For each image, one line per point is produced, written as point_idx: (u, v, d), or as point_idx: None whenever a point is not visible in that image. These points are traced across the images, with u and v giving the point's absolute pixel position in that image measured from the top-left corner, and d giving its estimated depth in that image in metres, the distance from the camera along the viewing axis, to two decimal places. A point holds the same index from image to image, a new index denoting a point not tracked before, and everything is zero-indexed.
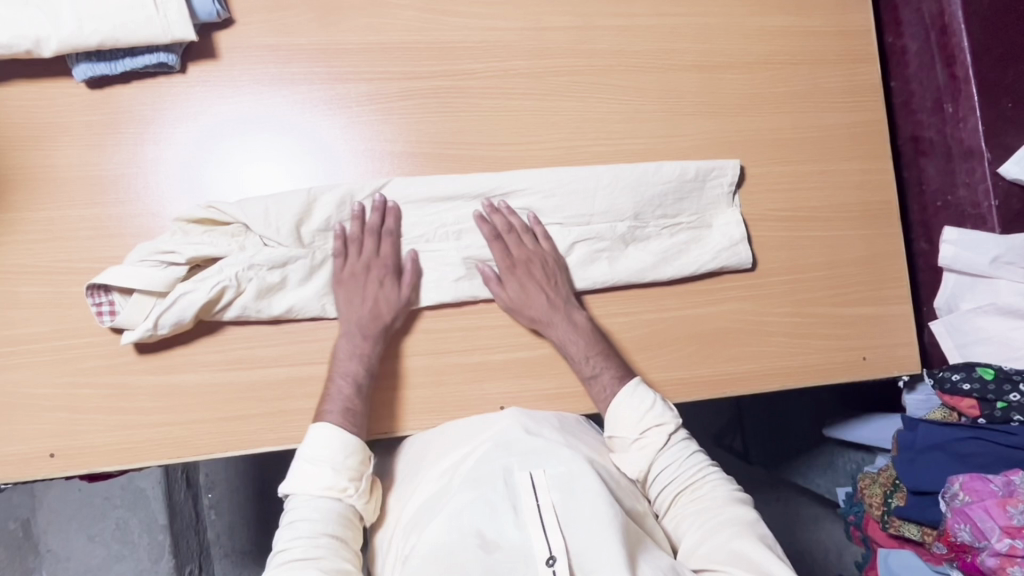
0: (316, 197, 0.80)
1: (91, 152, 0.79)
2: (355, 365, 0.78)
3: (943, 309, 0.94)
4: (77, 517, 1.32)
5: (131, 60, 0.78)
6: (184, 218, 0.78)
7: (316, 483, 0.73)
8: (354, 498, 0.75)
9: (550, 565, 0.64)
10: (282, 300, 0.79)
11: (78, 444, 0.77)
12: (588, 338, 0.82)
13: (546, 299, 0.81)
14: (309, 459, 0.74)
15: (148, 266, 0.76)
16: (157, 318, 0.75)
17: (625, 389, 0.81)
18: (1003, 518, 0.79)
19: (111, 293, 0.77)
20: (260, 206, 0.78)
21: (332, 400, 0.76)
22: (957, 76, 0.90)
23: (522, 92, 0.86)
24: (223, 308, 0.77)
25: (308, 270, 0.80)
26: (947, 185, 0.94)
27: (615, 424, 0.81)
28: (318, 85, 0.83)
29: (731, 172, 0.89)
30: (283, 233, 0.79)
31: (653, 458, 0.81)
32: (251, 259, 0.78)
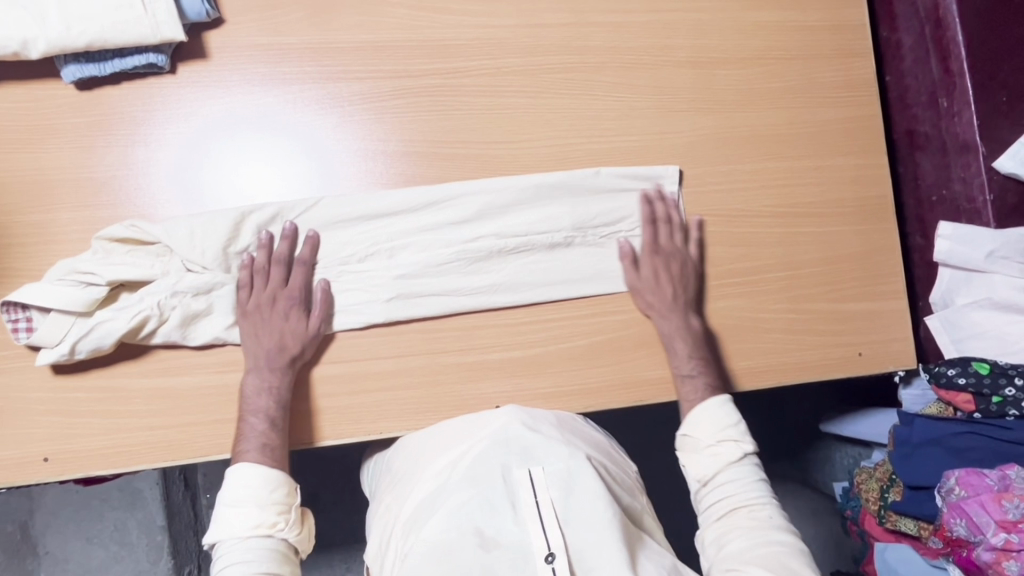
0: (244, 218, 0.79)
1: (81, 154, 0.79)
2: (265, 401, 0.76)
3: (938, 304, 0.94)
4: (74, 519, 1.32)
5: (120, 62, 0.77)
6: (106, 237, 0.77)
7: (244, 522, 0.72)
8: (283, 533, 0.74)
9: (550, 561, 0.65)
10: (206, 328, 0.78)
11: (72, 448, 0.77)
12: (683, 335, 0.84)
13: (654, 287, 0.85)
14: (232, 500, 0.73)
15: (68, 286, 0.75)
16: (74, 344, 0.74)
17: (711, 398, 0.82)
18: (998, 512, 0.79)
19: (28, 310, 0.75)
20: (183, 227, 0.77)
21: (247, 439, 0.75)
22: (952, 70, 0.90)
23: (516, 90, 0.86)
24: (146, 335, 0.76)
25: (234, 296, 0.79)
26: (942, 180, 0.94)
27: (694, 427, 0.82)
28: (309, 85, 0.82)
29: (671, 180, 0.88)
30: (207, 257, 0.77)
31: (722, 467, 0.81)
32: (173, 286, 0.76)
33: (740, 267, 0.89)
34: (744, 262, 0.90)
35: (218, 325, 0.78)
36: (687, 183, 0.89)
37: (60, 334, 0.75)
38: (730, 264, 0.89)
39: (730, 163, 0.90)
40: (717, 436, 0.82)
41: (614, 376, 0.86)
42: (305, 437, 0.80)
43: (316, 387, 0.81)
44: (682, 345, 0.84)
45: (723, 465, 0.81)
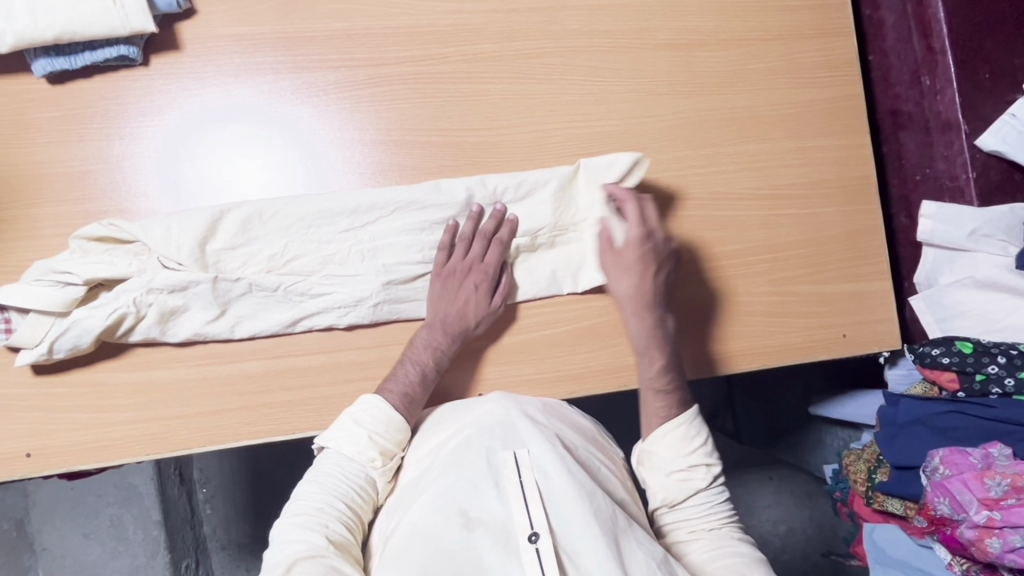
0: (222, 215, 0.78)
1: (57, 148, 0.78)
2: (426, 355, 0.79)
3: (923, 284, 0.94)
4: (70, 516, 1.33)
5: (91, 54, 0.77)
6: (83, 236, 0.76)
7: (353, 446, 0.76)
8: (377, 471, 0.77)
9: (533, 541, 0.64)
10: (186, 324, 0.78)
11: (54, 443, 0.77)
12: (649, 347, 0.81)
13: (630, 287, 0.81)
14: (354, 421, 0.77)
15: (45, 285, 0.75)
16: (52, 343, 0.74)
17: (682, 415, 0.81)
18: (981, 490, 0.79)
19: (8, 311, 0.76)
20: (159, 225, 0.76)
21: (395, 379, 0.79)
22: (934, 47, 0.89)
23: (493, 76, 0.85)
24: (125, 332, 0.76)
25: (212, 292, 0.78)
26: (926, 160, 0.93)
27: (659, 441, 0.80)
28: (285, 75, 0.82)
29: (627, 162, 0.84)
30: (183, 253, 0.77)
31: (692, 492, 0.79)
32: (148, 283, 0.76)
33: (723, 251, 0.89)
34: (727, 245, 0.89)
35: (196, 320, 0.78)
36: (668, 167, 0.88)
37: (42, 333, 0.75)
38: (713, 247, 0.89)
39: (711, 146, 0.89)
40: (686, 461, 0.80)
41: (598, 362, 0.86)
42: (288, 428, 0.80)
43: (298, 378, 0.80)
44: (655, 353, 0.81)
45: (691, 492, 0.79)
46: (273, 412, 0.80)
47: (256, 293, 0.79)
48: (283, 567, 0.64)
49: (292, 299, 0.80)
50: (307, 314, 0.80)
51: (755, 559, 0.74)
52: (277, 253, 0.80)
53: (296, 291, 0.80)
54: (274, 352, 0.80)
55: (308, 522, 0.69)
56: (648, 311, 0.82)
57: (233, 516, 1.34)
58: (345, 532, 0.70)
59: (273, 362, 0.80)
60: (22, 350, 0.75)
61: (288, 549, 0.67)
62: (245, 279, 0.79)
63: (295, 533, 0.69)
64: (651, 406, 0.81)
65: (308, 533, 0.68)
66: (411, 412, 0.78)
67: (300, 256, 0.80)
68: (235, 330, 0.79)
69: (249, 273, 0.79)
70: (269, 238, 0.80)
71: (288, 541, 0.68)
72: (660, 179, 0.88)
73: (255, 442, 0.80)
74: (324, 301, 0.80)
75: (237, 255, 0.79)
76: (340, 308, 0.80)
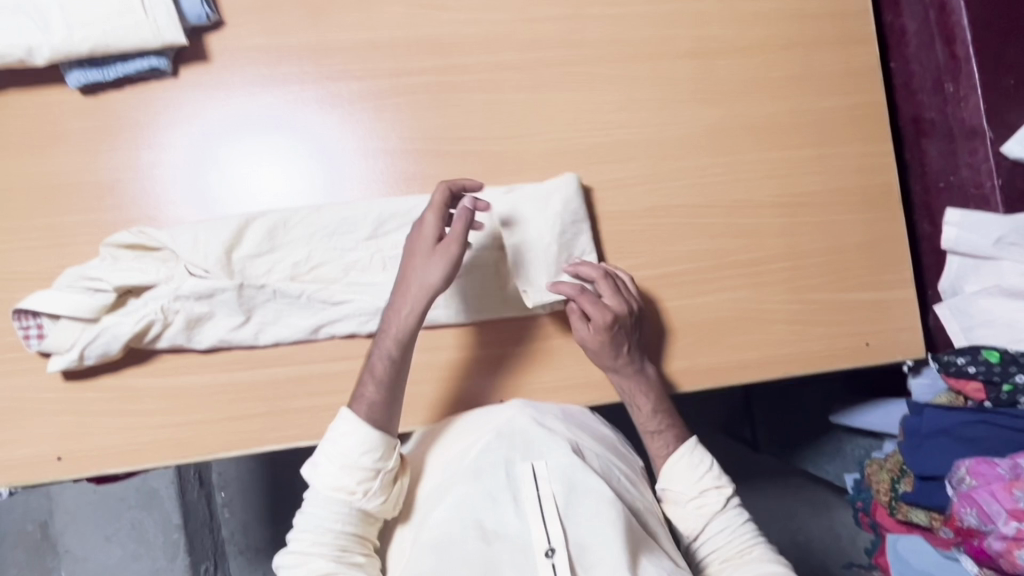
0: (248, 223, 0.80)
1: (89, 158, 0.80)
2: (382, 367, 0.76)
3: (948, 292, 0.93)
4: (92, 518, 1.35)
5: (123, 66, 0.79)
6: (114, 243, 0.78)
7: (330, 481, 0.74)
8: (364, 500, 0.74)
9: (550, 556, 0.66)
10: (211, 331, 0.79)
11: (84, 446, 0.78)
12: (636, 396, 0.82)
13: (621, 353, 0.80)
14: (326, 454, 0.75)
15: (75, 292, 0.76)
16: (83, 348, 0.76)
17: (682, 447, 0.83)
18: (1009, 501, 0.77)
19: (39, 317, 0.77)
20: (188, 234, 0.78)
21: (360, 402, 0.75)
22: (958, 54, 0.89)
23: (513, 85, 0.86)
24: (151, 339, 0.78)
25: (237, 300, 0.79)
26: (949, 167, 0.92)
27: (671, 478, 0.82)
28: (310, 86, 0.83)
29: (570, 185, 0.84)
30: (210, 261, 0.78)
31: (708, 519, 0.81)
32: (174, 291, 0.77)
33: (744, 259, 0.89)
34: (748, 253, 0.89)
35: (221, 327, 0.79)
36: (688, 174, 0.88)
37: (71, 339, 0.77)
38: (734, 254, 0.89)
39: (731, 154, 0.89)
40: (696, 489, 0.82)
41: None
42: (311, 434, 0.81)
43: (322, 384, 0.81)
44: (646, 399, 0.82)
45: (706, 518, 0.81)
46: (296, 418, 0.81)
47: (280, 299, 0.80)
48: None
49: (314, 306, 0.81)
50: (328, 321, 0.81)
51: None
52: (301, 261, 0.81)
53: (319, 297, 0.80)
54: (298, 359, 0.81)
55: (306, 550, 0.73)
56: (638, 363, 0.82)
57: (252, 520, 1.36)
58: (347, 560, 0.73)
59: (298, 368, 0.81)
60: (51, 356, 0.77)
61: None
62: (269, 287, 0.80)
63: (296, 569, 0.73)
64: (654, 445, 0.84)
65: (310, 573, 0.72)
66: (385, 423, 0.75)
67: (324, 264, 0.82)
68: (260, 336, 0.80)
69: (273, 280, 0.81)
70: (293, 246, 0.81)
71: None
72: (680, 186, 0.88)
73: (279, 447, 0.81)
74: (345, 307, 0.81)
75: (263, 263, 0.81)
76: (361, 316, 0.81)
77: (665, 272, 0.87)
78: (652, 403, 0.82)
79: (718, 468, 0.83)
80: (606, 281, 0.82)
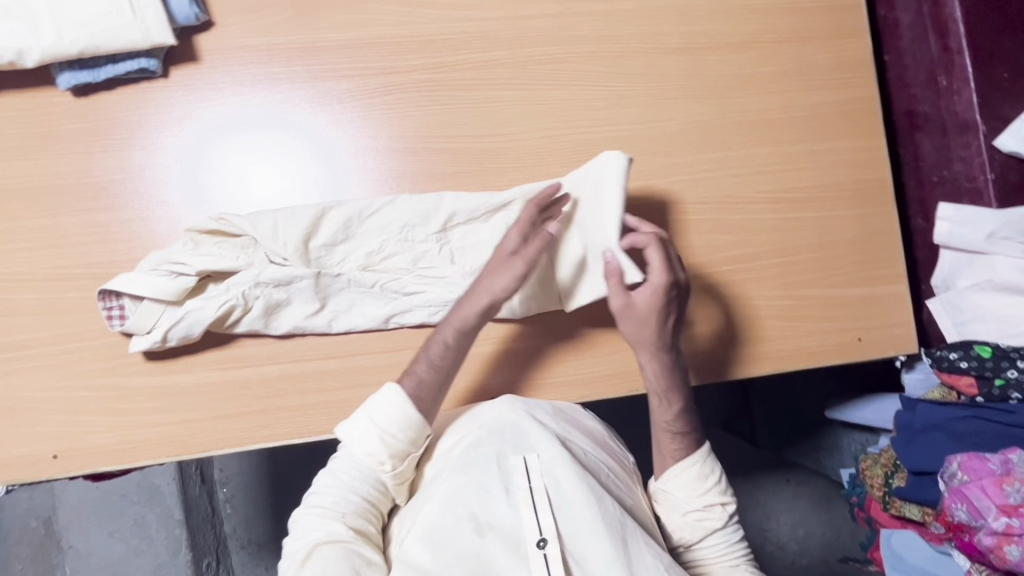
0: (325, 212, 0.81)
1: (80, 159, 0.81)
2: (454, 342, 0.78)
3: (941, 287, 0.93)
4: (96, 514, 1.36)
5: (113, 67, 0.79)
6: (196, 230, 0.80)
7: (362, 445, 0.73)
8: (386, 475, 0.75)
9: (542, 546, 0.65)
10: (288, 317, 0.80)
11: (80, 445, 0.79)
12: (660, 394, 0.81)
13: (649, 345, 0.79)
14: (369, 417, 0.74)
15: (161, 275, 0.78)
16: (166, 331, 0.77)
17: (695, 455, 0.82)
18: (999, 497, 0.77)
19: (122, 297, 0.78)
20: (268, 219, 0.79)
21: (421, 360, 0.78)
22: (951, 47, 0.88)
23: (503, 83, 0.86)
24: (232, 323, 0.79)
25: (314, 287, 0.81)
26: (943, 161, 0.92)
27: (674, 483, 0.82)
28: (301, 84, 0.83)
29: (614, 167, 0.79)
30: (289, 248, 0.79)
31: (706, 532, 0.81)
32: (255, 277, 0.79)
33: (736, 255, 0.89)
34: (740, 250, 0.89)
35: (298, 314, 0.81)
36: (679, 171, 0.88)
37: (153, 320, 0.78)
38: (726, 251, 0.89)
39: (723, 149, 0.89)
40: (702, 500, 0.81)
41: (609, 366, 0.85)
42: (305, 431, 0.82)
43: (316, 381, 0.82)
44: (673, 397, 0.81)
45: (706, 530, 0.81)
46: (291, 415, 0.82)
47: (355, 288, 0.82)
48: (303, 554, 0.69)
49: (386, 295, 0.83)
50: (400, 311, 0.83)
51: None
52: (373, 251, 0.82)
53: (392, 288, 0.82)
54: (293, 357, 0.82)
55: (327, 511, 0.73)
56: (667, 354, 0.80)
57: (253, 515, 1.37)
58: (363, 523, 0.74)
59: (292, 366, 0.82)
60: (134, 338, 0.79)
61: (308, 537, 0.71)
62: (345, 275, 0.82)
63: (312, 523, 0.72)
64: (667, 448, 0.83)
65: (326, 521, 0.72)
66: (428, 401, 0.76)
67: (394, 255, 0.83)
68: (333, 324, 0.82)
69: (348, 269, 0.82)
70: (366, 236, 0.82)
71: (310, 528, 0.72)
72: (671, 183, 0.88)
73: (273, 445, 0.81)
74: (414, 299, 0.83)
75: (337, 252, 0.82)
76: (430, 306, 0.83)
77: (657, 267, 0.87)
78: (679, 401, 0.82)
79: (724, 483, 0.83)
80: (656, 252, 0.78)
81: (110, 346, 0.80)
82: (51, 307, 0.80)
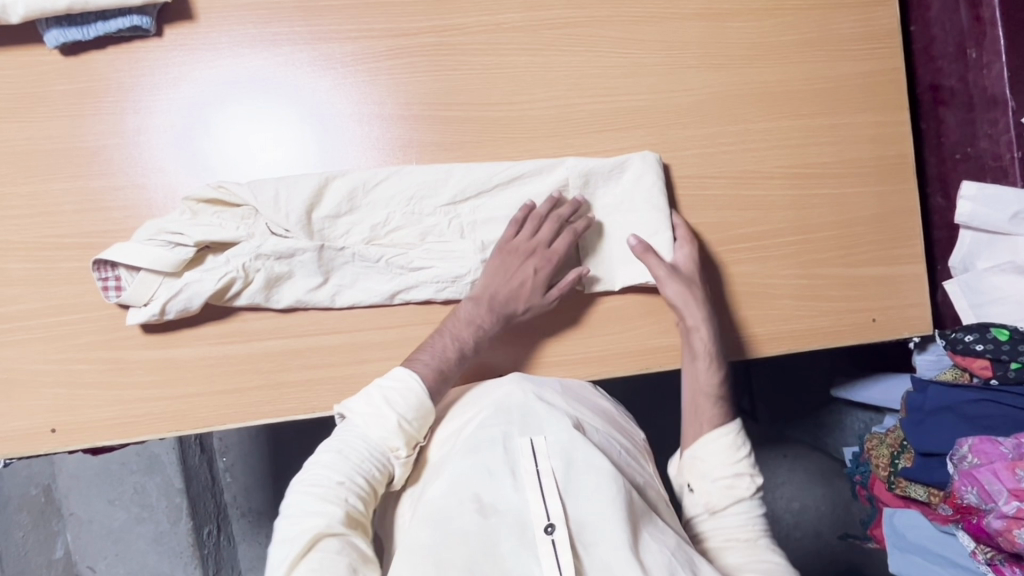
0: (328, 182, 0.78)
1: (71, 122, 0.77)
2: (465, 330, 0.78)
3: (958, 268, 0.90)
4: (96, 483, 1.36)
5: (103, 25, 0.75)
6: (194, 198, 0.77)
7: (382, 428, 0.71)
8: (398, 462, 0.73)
9: (549, 531, 0.62)
10: (290, 291, 0.78)
11: (79, 418, 0.78)
12: (712, 355, 0.82)
13: (700, 306, 0.80)
14: (388, 404, 0.72)
15: (155, 245, 0.74)
16: (164, 303, 0.75)
17: (731, 424, 0.81)
18: (1011, 481, 0.76)
19: (117, 267, 0.75)
20: (270, 188, 0.77)
21: (428, 350, 0.76)
22: (983, 18, 0.85)
23: (515, 48, 0.82)
24: (232, 296, 0.76)
25: (317, 261, 0.78)
26: (967, 137, 0.89)
27: (705, 448, 0.80)
28: (301, 46, 0.79)
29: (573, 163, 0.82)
30: (292, 220, 0.77)
31: (734, 500, 0.78)
32: (256, 249, 0.76)
33: (752, 232, 0.86)
34: (755, 227, 0.86)
35: (300, 288, 0.78)
36: (696, 144, 0.85)
37: (149, 293, 0.75)
38: (741, 228, 0.86)
39: (741, 121, 0.86)
40: (732, 469, 0.79)
41: (620, 345, 0.84)
42: (307, 407, 0.80)
43: (319, 357, 0.80)
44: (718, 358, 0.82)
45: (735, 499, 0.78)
46: (292, 392, 0.80)
47: (358, 262, 0.79)
48: (301, 541, 0.62)
49: (392, 271, 0.80)
50: (406, 287, 0.80)
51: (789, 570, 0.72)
52: (379, 223, 0.80)
53: (398, 263, 0.80)
54: (295, 331, 0.80)
55: (329, 492, 0.66)
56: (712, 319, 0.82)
57: (253, 484, 1.37)
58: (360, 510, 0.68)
59: (293, 341, 0.80)
60: (131, 309, 0.76)
61: (301, 523, 0.64)
62: (349, 250, 0.79)
63: (309, 507, 0.65)
64: (705, 415, 0.81)
65: (326, 506, 0.65)
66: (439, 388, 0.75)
67: (401, 227, 0.81)
68: (336, 299, 0.79)
69: (352, 243, 0.80)
70: (372, 208, 0.80)
71: (304, 511, 0.65)
72: (687, 156, 0.85)
73: (275, 421, 0.80)
74: (422, 274, 0.80)
75: (341, 224, 0.80)
76: (437, 284, 0.81)
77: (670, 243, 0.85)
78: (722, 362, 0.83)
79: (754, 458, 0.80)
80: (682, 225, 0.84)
81: (108, 319, 0.78)
82: (43, 277, 0.77)
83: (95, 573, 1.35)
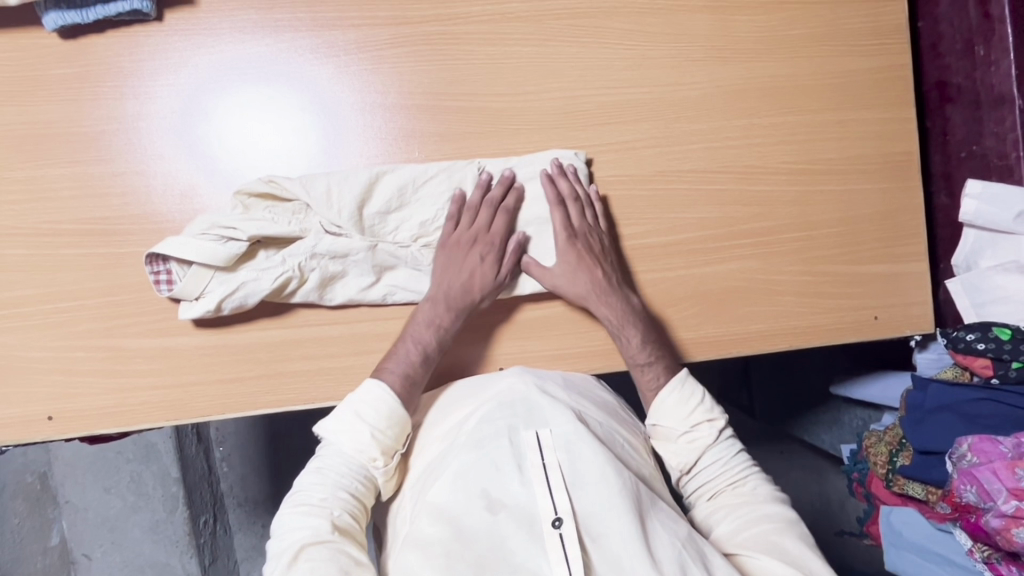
0: (380, 177, 0.78)
1: (71, 107, 0.76)
2: (429, 335, 0.77)
3: (961, 266, 0.91)
4: (92, 471, 1.35)
5: (103, 8, 0.73)
6: (244, 193, 0.76)
7: (355, 440, 0.72)
8: (378, 471, 0.74)
9: (557, 526, 0.62)
10: (343, 289, 0.78)
11: (76, 407, 0.77)
12: (618, 334, 0.80)
13: (603, 300, 0.79)
14: (358, 415, 0.73)
15: (207, 240, 0.74)
16: (220, 301, 0.74)
17: (673, 380, 0.80)
18: (1010, 480, 0.76)
19: (168, 262, 0.75)
20: (322, 183, 0.77)
21: (395, 358, 0.76)
22: (992, 15, 0.83)
23: (520, 38, 0.81)
24: (289, 294, 0.77)
25: (370, 260, 0.78)
26: (973, 135, 0.88)
27: (660, 414, 0.79)
28: (305, 33, 0.78)
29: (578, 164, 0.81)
30: (344, 216, 0.77)
31: (699, 454, 0.79)
32: (311, 248, 0.76)
33: (755, 228, 0.86)
34: (757, 223, 0.86)
35: (353, 286, 0.78)
36: (701, 138, 0.84)
37: (202, 286, 0.75)
38: (745, 223, 0.86)
39: (747, 116, 0.85)
40: (689, 424, 0.79)
41: None
42: (307, 398, 0.80)
43: (318, 349, 0.80)
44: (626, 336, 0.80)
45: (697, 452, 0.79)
46: (291, 383, 0.79)
47: (410, 262, 0.80)
48: (289, 556, 0.64)
49: None
50: None
51: (778, 517, 0.73)
52: (428, 220, 0.81)
53: None
54: (295, 322, 0.79)
55: (315, 508, 0.69)
56: (615, 300, 0.79)
57: (250, 473, 1.37)
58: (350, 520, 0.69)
59: (293, 331, 0.79)
60: (183, 303, 0.76)
61: (292, 537, 0.67)
62: (399, 246, 0.80)
63: (297, 520, 0.68)
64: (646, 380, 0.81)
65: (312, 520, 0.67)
66: (409, 393, 0.76)
67: None
68: (387, 298, 0.80)
69: (402, 239, 0.80)
70: (421, 204, 0.80)
71: (293, 529, 0.67)
72: (692, 151, 0.84)
73: (273, 411, 0.79)
74: None
75: (389, 221, 0.80)
76: None
77: (672, 237, 0.84)
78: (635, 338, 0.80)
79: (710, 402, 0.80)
80: (573, 206, 0.80)
81: (106, 307, 0.77)
82: (41, 263, 0.76)
83: (92, 560, 1.35)
